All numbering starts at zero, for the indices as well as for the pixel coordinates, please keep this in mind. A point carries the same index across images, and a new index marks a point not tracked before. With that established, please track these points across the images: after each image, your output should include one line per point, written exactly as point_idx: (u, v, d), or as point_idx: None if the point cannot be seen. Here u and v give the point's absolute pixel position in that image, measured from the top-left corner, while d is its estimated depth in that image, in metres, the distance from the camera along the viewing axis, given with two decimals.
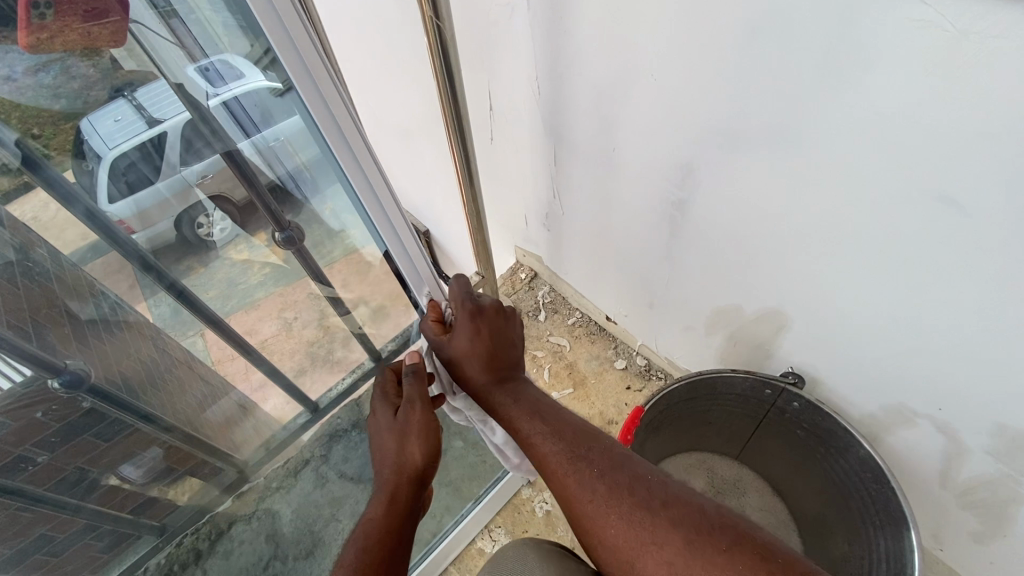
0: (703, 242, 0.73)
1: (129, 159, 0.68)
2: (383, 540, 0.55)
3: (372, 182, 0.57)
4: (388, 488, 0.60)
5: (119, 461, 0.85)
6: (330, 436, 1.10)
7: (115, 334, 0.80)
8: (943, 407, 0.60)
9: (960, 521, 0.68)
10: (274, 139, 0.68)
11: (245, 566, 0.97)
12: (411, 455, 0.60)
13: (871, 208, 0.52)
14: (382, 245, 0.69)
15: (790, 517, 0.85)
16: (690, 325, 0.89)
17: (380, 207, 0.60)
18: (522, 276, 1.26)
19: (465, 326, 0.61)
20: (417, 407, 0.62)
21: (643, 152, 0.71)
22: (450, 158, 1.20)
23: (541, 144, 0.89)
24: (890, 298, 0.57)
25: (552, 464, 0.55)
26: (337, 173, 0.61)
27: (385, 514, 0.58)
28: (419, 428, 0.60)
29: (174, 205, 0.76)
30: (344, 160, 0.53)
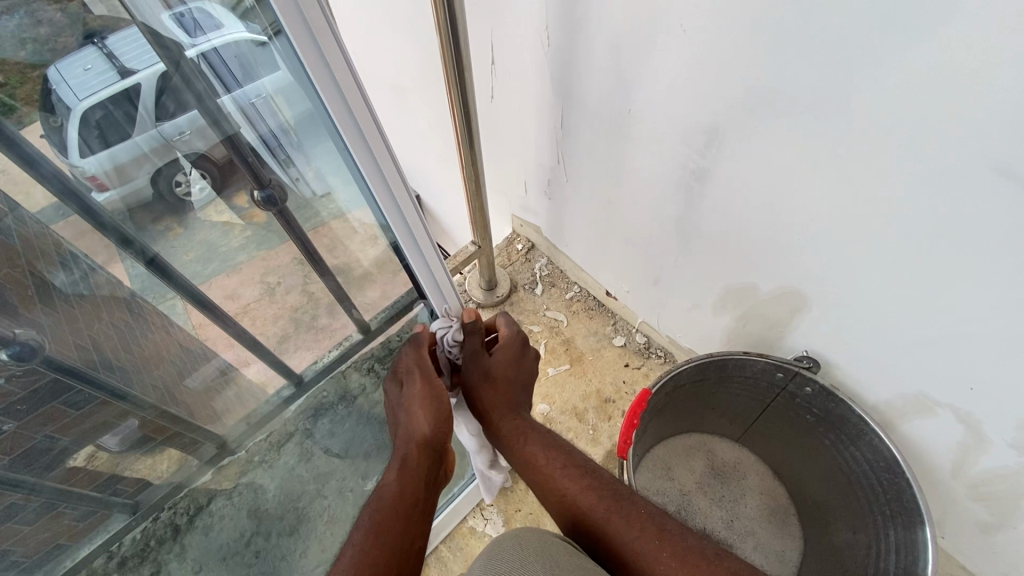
0: (721, 215, 0.69)
1: (104, 108, 0.69)
2: (399, 499, 0.53)
3: (366, 138, 0.54)
4: (400, 456, 0.59)
5: (93, 432, 0.84)
6: (315, 409, 1.00)
7: (84, 298, 0.79)
8: (976, 387, 0.56)
9: (968, 512, 0.67)
10: (256, 92, 0.69)
11: (227, 542, 0.90)
12: (420, 422, 0.60)
13: (916, 183, 0.48)
14: (378, 211, 0.66)
15: (789, 500, 0.86)
16: (696, 304, 0.86)
17: (377, 167, 0.57)
18: (519, 247, 1.21)
19: (507, 350, 0.64)
20: (417, 378, 0.62)
21: (664, 118, 0.65)
22: (445, 119, 1.13)
23: (548, 106, 0.82)
24: (924, 281, 0.53)
25: (587, 506, 0.53)
26: (331, 134, 0.59)
27: (398, 480, 0.56)
28: (421, 396, 0.60)
29: (149, 161, 0.77)
30: (338, 110, 0.50)
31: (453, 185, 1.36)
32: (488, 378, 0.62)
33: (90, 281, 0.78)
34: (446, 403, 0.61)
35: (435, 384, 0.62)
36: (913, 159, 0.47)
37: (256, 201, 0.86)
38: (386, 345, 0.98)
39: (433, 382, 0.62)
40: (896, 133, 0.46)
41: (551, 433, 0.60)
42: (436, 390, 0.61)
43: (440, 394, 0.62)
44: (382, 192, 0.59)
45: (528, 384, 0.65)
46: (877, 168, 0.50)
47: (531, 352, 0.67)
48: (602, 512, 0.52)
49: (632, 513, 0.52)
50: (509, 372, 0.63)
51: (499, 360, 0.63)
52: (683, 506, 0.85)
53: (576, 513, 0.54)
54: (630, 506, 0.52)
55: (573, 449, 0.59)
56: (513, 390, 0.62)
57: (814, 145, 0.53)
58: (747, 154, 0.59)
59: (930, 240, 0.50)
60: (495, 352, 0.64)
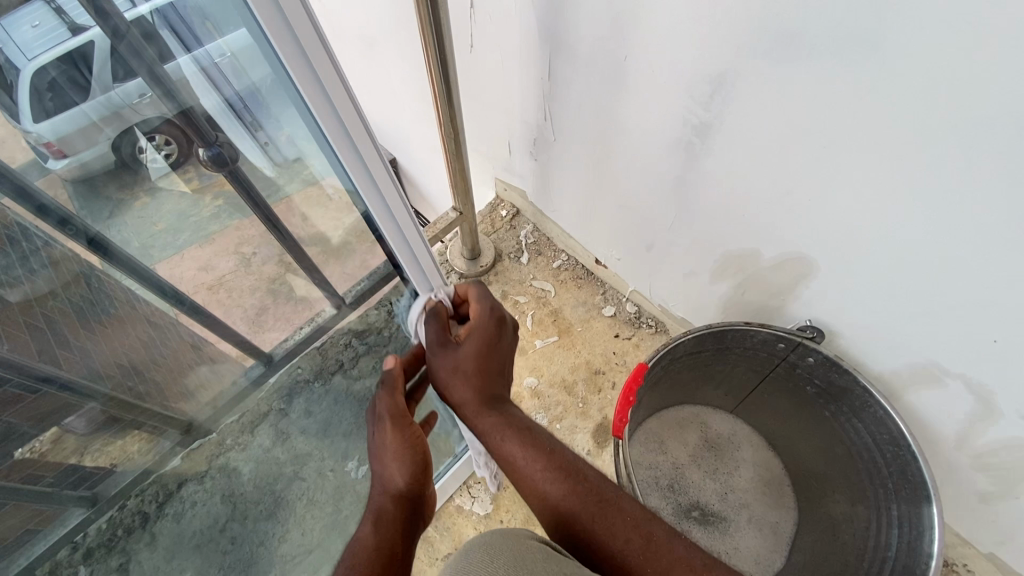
0: (725, 176, 0.63)
1: (51, 76, 0.66)
2: (375, 552, 0.49)
3: (336, 104, 0.44)
4: (375, 508, 0.55)
5: (58, 414, 0.76)
6: (290, 388, 0.96)
7: (37, 272, 0.71)
8: (999, 339, 0.51)
9: (969, 482, 0.66)
10: (218, 51, 0.61)
11: (200, 530, 0.85)
12: (396, 473, 0.56)
13: (950, 136, 0.43)
14: (350, 182, 0.58)
15: (783, 471, 0.84)
16: (692, 271, 0.82)
17: (349, 139, 0.48)
18: (503, 213, 1.14)
19: (479, 336, 0.57)
20: (389, 426, 0.57)
21: (665, 67, 0.58)
22: (421, 73, 1.04)
23: (533, 55, 0.75)
24: (946, 248, 0.49)
25: (568, 510, 0.50)
26: (295, 100, 0.49)
27: (374, 534, 0.52)
28: (395, 446, 0.56)
29: (99, 131, 0.74)
30: (298, 70, 0.40)
31: (432, 146, 1.28)
32: (458, 373, 0.56)
33: (44, 255, 0.71)
34: (421, 450, 0.58)
35: (407, 426, 0.57)
36: (947, 109, 0.41)
37: (203, 161, 0.80)
38: (362, 319, 0.94)
39: (405, 429, 0.57)
40: (933, 78, 0.41)
41: (530, 426, 0.55)
42: (408, 437, 0.57)
43: (415, 444, 0.57)
44: (355, 166, 0.51)
45: (502, 371, 0.58)
46: (904, 120, 0.44)
47: (508, 331, 0.60)
48: (586, 516, 0.49)
49: (619, 512, 0.49)
50: (480, 361, 0.56)
51: (467, 351, 0.56)
52: (676, 479, 0.83)
53: (559, 517, 0.50)
54: (617, 509, 0.49)
55: (553, 444, 0.53)
56: (487, 380, 0.56)
57: (834, 94, 0.47)
58: (764, 109, 0.53)
59: (957, 203, 0.46)
60: (466, 340, 0.57)
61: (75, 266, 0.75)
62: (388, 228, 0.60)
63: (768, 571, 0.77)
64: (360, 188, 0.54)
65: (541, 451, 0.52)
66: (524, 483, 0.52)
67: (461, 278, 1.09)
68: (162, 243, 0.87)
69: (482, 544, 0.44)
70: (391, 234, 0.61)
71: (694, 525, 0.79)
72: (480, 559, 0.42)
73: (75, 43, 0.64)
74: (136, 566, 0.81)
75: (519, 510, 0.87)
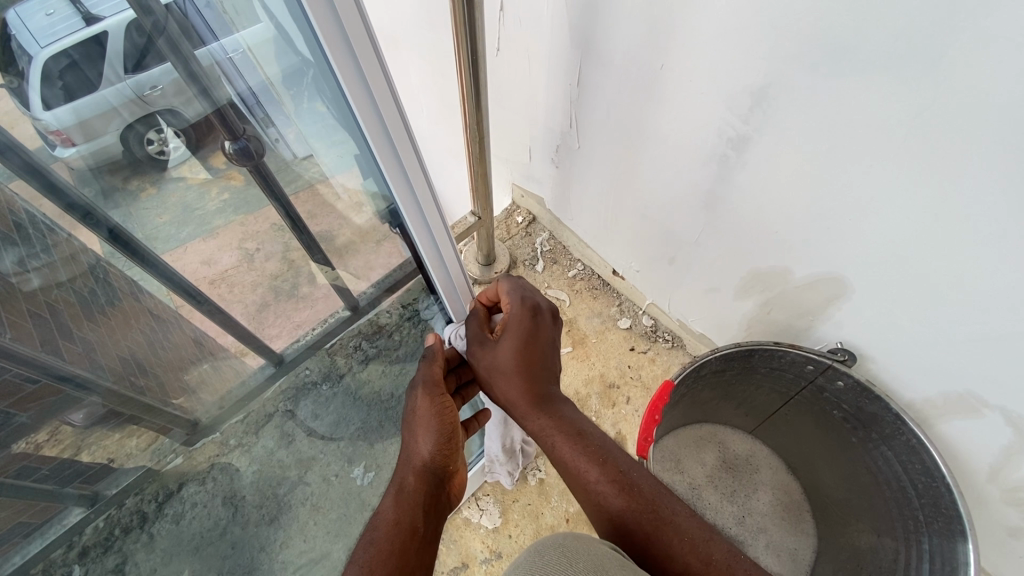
0: (762, 191, 0.61)
1: (68, 59, 0.65)
2: (395, 528, 0.49)
3: (375, 97, 0.42)
4: (397, 481, 0.55)
5: (64, 408, 0.72)
6: (297, 390, 0.94)
7: (48, 256, 0.68)
8: None
9: (999, 516, 0.64)
10: (233, 45, 0.67)
11: (199, 533, 0.83)
12: (420, 445, 0.57)
13: (1020, 159, 0.40)
14: (379, 179, 0.55)
15: (802, 495, 0.83)
16: (716, 287, 0.80)
17: (384, 133, 0.46)
18: (519, 219, 1.13)
19: (517, 331, 0.56)
20: (421, 394, 0.59)
21: (706, 76, 0.57)
22: (441, 75, 1.03)
23: (563, 59, 0.73)
24: (1004, 278, 0.47)
25: (626, 525, 0.47)
26: (333, 91, 0.47)
27: (395, 507, 0.51)
28: (422, 417, 0.57)
29: (118, 114, 0.76)
30: (336, 57, 0.38)
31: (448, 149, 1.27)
32: (501, 375, 0.55)
33: (48, 241, 0.68)
34: (447, 421, 0.57)
35: (437, 396, 0.58)
36: (1008, 129, 0.40)
37: (229, 155, 0.77)
38: (374, 322, 0.97)
39: (436, 399, 0.58)
40: (996, 98, 0.39)
41: (585, 429, 0.53)
42: (438, 406, 0.57)
43: (442, 413, 0.57)
44: (390, 166, 0.49)
45: (549, 360, 0.57)
46: (961, 142, 0.42)
47: (547, 322, 0.58)
48: (642, 535, 0.47)
49: (675, 527, 0.46)
50: (526, 355, 0.55)
51: (510, 350, 0.55)
52: (692, 500, 0.81)
53: (614, 528, 0.48)
54: (675, 526, 0.46)
55: (607, 449, 0.51)
56: (533, 377, 0.54)
57: (884, 112, 0.45)
58: (811, 121, 0.51)
59: (1009, 233, 0.44)
60: (502, 342, 0.56)
61: (82, 258, 0.73)
62: (417, 229, 0.58)
63: None
64: (391, 185, 0.51)
65: (594, 466, 0.50)
66: (576, 486, 0.51)
67: (474, 283, 1.08)
68: (165, 236, 0.83)
69: (548, 546, 0.40)
70: (418, 235, 0.59)
71: None
72: (556, 559, 0.37)
73: (93, 31, 0.65)
74: (133, 567, 0.78)
75: (529, 525, 0.85)
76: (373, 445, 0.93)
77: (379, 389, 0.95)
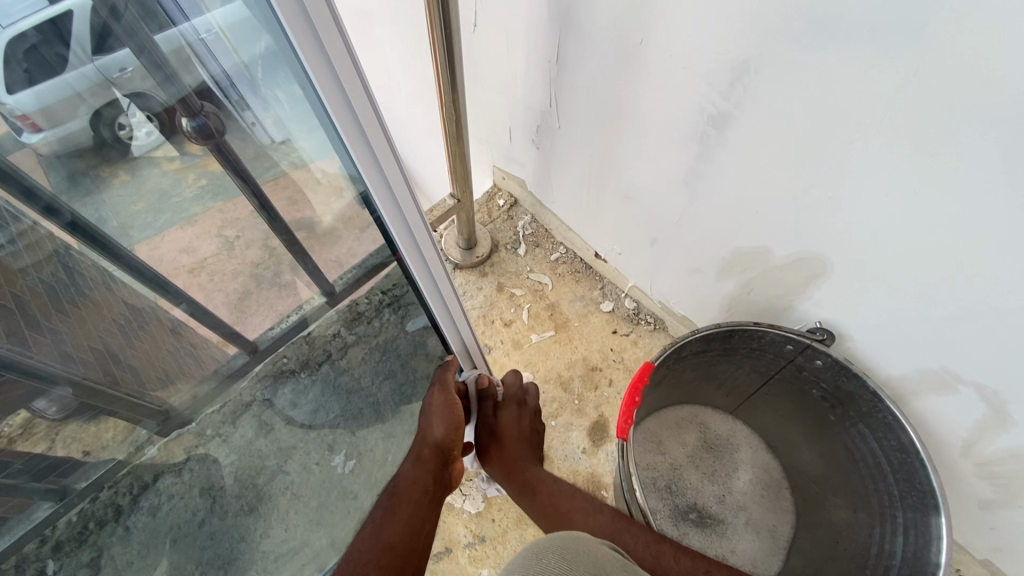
0: (743, 170, 0.60)
1: (30, 42, 0.68)
2: (412, 485, 0.61)
3: (343, 83, 0.40)
4: (414, 454, 0.67)
5: (30, 395, 0.72)
6: (275, 378, 0.91)
7: (9, 244, 0.69)
8: None
9: (973, 490, 0.65)
10: (205, 27, 0.65)
11: (177, 524, 0.81)
12: (433, 428, 0.68)
13: (1005, 136, 0.40)
14: (351, 165, 0.53)
15: (782, 474, 0.84)
16: (696, 268, 0.80)
17: (355, 119, 0.43)
18: (501, 203, 1.12)
19: (518, 408, 0.78)
20: (437, 390, 0.71)
21: (688, 52, 0.55)
22: (418, 54, 1.00)
23: (542, 36, 0.71)
24: (992, 254, 0.46)
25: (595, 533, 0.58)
26: (298, 74, 0.45)
27: (413, 472, 0.63)
28: (439, 407, 0.69)
29: (83, 101, 0.73)
30: (303, 42, 0.36)
31: (427, 131, 1.24)
32: (499, 437, 0.74)
33: (14, 231, 0.69)
34: (456, 412, 0.68)
35: (448, 394, 0.69)
36: (988, 104, 0.39)
37: (188, 133, 0.77)
38: (353, 308, 0.91)
39: (447, 393, 0.70)
40: (981, 70, 0.38)
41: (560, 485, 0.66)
42: (451, 399, 0.69)
43: (450, 404, 0.69)
44: (360, 154, 0.46)
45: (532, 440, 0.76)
46: (946, 116, 0.42)
47: (530, 411, 0.79)
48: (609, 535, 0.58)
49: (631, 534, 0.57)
50: (518, 427, 0.76)
51: (508, 421, 0.76)
52: (673, 480, 0.82)
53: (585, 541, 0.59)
54: (630, 534, 0.57)
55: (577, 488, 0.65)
56: (526, 438, 0.75)
57: (867, 88, 0.44)
58: (793, 100, 0.50)
59: (992, 211, 0.44)
60: (504, 412, 0.77)
61: (49, 246, 0.73)
62: (392, 218, 0.55)
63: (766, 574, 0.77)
64: (363, 173, 0.49)
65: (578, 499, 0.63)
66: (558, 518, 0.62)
67: (456, 268, 1.06)
68: (141, 223, 0.84)
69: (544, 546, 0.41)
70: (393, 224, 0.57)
71: (692, 528, 0.78)
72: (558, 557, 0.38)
73: (59, 11, 0.65)
74: (109, 561, 0.76)
75: (512, 509, 0.85)
76: (355, 434, 0.91)
77: (358, 376, 0.91)
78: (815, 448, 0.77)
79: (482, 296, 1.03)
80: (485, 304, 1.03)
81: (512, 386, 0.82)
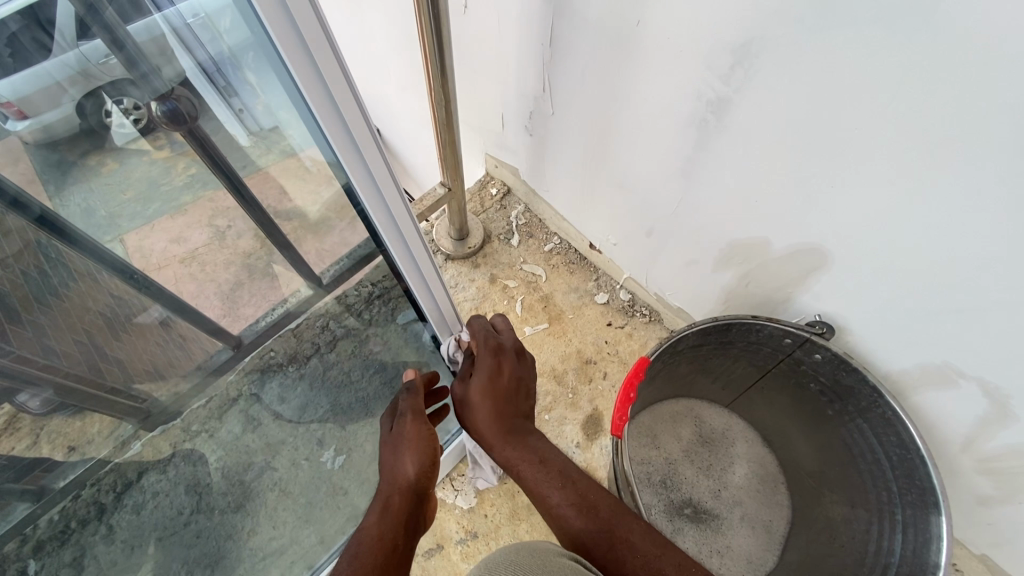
0: (742, 159, 0.58)
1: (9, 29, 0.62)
2: (378, 543, 0.45)
3: (319, 66, 0.37)
4: (380, 502, 0.52)
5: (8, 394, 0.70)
6: (262, 372, 0.91)
7: None
8: None
9: (972, 485, 0.65)
10: (189, 9, 0.62)
11: (161, 522, 0.79)
12: (405, 462, 0.54)
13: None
14: (332, 155, 0.50)
15: (778, 469, 0.83)
16: (693, 260, 0.78)
17: (334, 106, 0.40)
18: (494, 191, 1.09)
19: (484, 368, 0.60)
20: (409, 419, 0.58)
21: (686, 35, 0.53)
22: (407, 37, 0.96)
23: (535, 19, 0.68)
24: (1001, 248, 0.44)
25: (579, 529, 0.47)
26: (273, 57, 0.42)
27: (378, 523, 0.48)
28: (411, 436, 0.56)
29: (62, 91, 0.68)
30: (274, 23, 0.33)
31: (418, 118, 1.21)
32: (467, 404, 0.58)
33: None
34: (434, 444, 0.57)
35: (422, 422, 0.58)
36: (1005, 91, 0.37)
37: (160, 120, 0.73)
38: (341, 301, 0.90)
39: (422, 424, 0.58)
40: (999, 54, 0.36)
41: (550, 457, 0.53)
42: (427, 431, 0.58)
43: (429, 437, 0.57)
44: (341, 143, 0.44)
45: (518, 394, 0.60)
46: (959, 104, 0.39)
47: (512, 357, 0.62)
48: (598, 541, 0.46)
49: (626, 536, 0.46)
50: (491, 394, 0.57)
51: (478, 380, 0.59)
52: (667, 475, 0.81)
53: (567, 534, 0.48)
54: (626, 545, 0.45)
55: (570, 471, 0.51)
56: (499, 413, 0.56)
57: (875, 73, 0.42)
58: (796, 85, 0.48)
59: (1002, 203, 0.42)
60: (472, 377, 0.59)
61: (30, 235, 0.69)
62: (377, 211, 0.53)
63: (761, 570, 0.76)
64: (345, 163, 0.47)
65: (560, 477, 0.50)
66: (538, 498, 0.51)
67: (448, 259, 1.04)
68: (130, 213, 0.79)
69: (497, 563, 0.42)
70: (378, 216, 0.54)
71: (687, 523, 0.77)
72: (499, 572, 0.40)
73: None
74: (92, 561, 0.74)
75: (505, 504, 0.84)
76: (345, 428, 0.87)
77: (347, 370, 0.90)
78: (812, 442, 0.76)
79: (474, 288, 1.01)
80: (477, 296, 1.00)
81: (480, 325, 0.67)
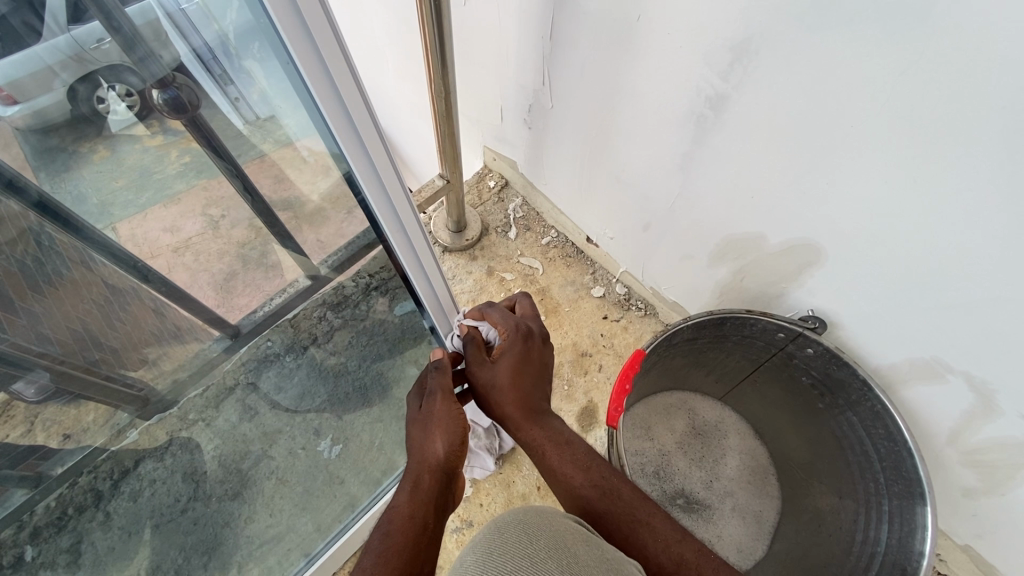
0: (741, 155, 0.59)
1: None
2: (410, 523, 0.45)
3: (322, 54, 0.37)
4: (409, 480, 0.50)
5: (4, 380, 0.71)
6: (258, 362, 0.91)
7: None
8: None
9: (958, 478, 0.66)
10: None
11: (158, 508, 0.80)
12: (433, 443, 0.52)
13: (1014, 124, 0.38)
14: (334, 145, 0.50)
15: (768, 460, 0.84)
16: (689, 255, 0.79)
17: (337, 95, 0.41)
18: (491, 184, 1.09)
19: (512, 353, 0.56)
20: (438, 398, 0.56)
21: (685, 31, 0.53)
22: (406, 29, 0.96)
23: (535, 12, 0.68)
24: (991, 245, 0.45)
25: (601, 509, 0.48)
26: (275, 45, 0.42)
27: (409, 503, 0.47)
28: (441, 419, 0.54)
29: (54, 75, 0.65)
30: (279, 11, 0.33)
31: (417, 110, 1.21)
32: (495, 390, 0.54)
33: None
34: (462, 423, 0.54)
35: (451, 402, 0.56)
36: (999, 92, 0.38)
37: (161, 106, 0.73)
38: (337, 291, 0.91)
39: (453, 405, 0.56)
40: (993, 54, 0.36)
41: (575, 439, 0.53)
42: (455, 410, 0.55)
43: (457, 417, 0.55)
44: (343, 133, 0.44)
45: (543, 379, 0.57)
46: (952, 103, 0.40)
47: (536, 341, 0.58)
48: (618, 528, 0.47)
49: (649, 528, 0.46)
50: (515, 379, 0.54)
51: (503, 369, 0.55)
52: (661, 466, 0.82)
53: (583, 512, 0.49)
54: (648, 528, 0.47)
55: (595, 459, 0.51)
56: (524, 392, 0.54)
57: (871, 72, 0.43)
58: (795, 82, 0.48)
59: (992, 201, 0.43)
60: (498, 360, 0.56)
61: (23, 222, 0.68)
62: (377, 201, 0.53)
63: (750, 559, 0.78)
64: (347, 152, 0.47)
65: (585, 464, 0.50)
66: (558, 481, 0.51)
67: (445, 251, 1.04)
68: (122, 200, 0.80)
69: (502, 520, 0.36)
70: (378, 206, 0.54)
71: (680, 512, 0.79)
72: (515, 536, 0.34)
73: None
74: (89, 547, 0.74)
75: (500, 493, 0.85)
76: (344, 418, 0.87)
77: (345, 360, 0.90)
78: (803, 435, 0.78)
79: (471, 280, 1.01)
80: (475, 288, 1.01)
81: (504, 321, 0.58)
